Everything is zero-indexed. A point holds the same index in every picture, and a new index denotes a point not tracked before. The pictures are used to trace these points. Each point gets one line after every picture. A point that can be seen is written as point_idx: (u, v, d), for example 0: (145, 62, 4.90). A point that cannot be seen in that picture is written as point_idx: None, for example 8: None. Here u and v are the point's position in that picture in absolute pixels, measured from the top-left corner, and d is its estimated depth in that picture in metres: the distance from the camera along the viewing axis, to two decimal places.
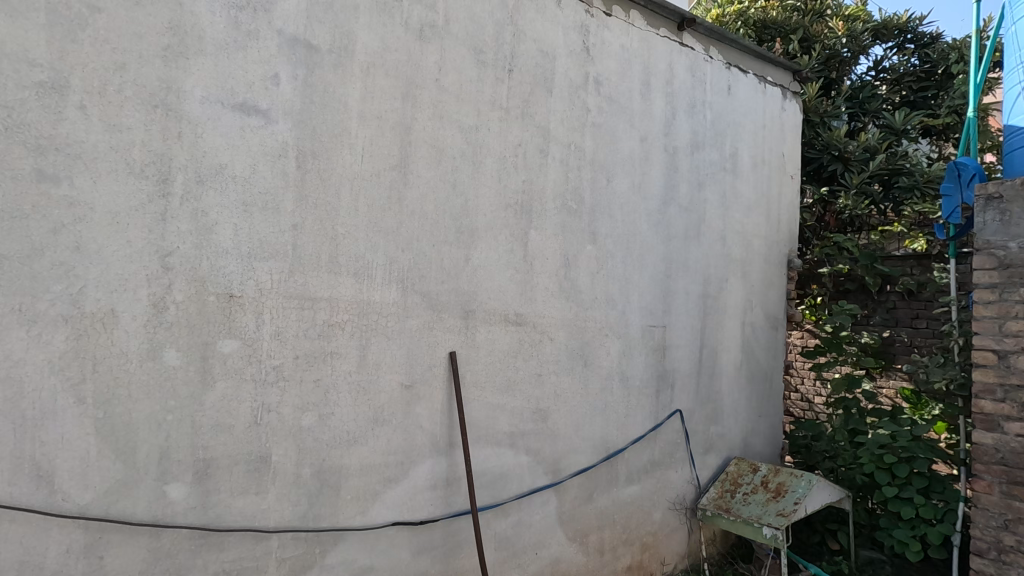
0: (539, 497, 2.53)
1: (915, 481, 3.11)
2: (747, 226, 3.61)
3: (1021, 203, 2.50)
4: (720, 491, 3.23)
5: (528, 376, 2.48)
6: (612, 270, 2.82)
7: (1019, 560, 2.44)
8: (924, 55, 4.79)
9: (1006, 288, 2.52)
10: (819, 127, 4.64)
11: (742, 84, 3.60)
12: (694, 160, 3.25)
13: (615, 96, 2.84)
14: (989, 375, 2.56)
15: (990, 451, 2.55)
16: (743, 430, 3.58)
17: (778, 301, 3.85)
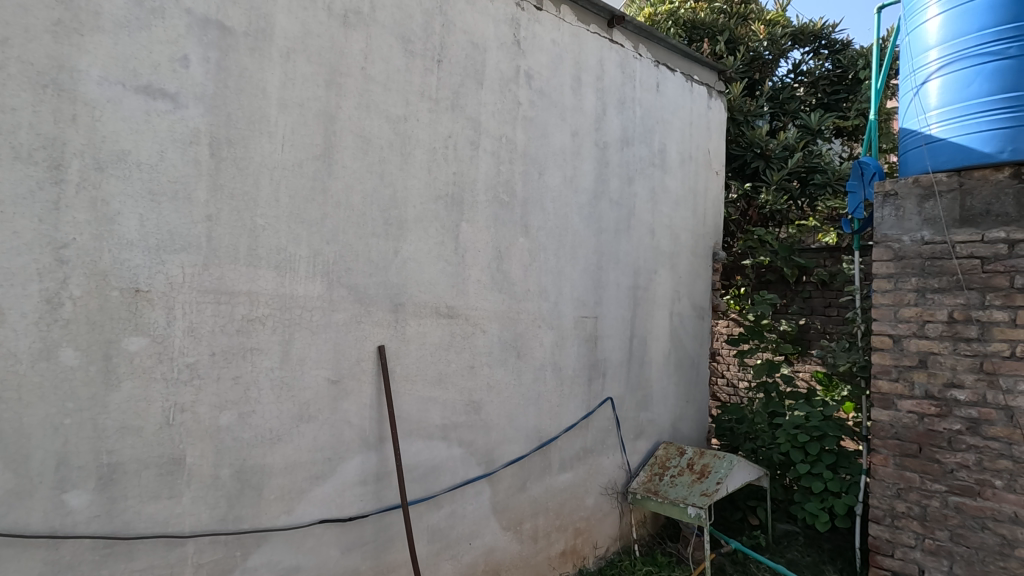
0: (472, 488, 2.55)
1: (825, 458, 3.34)
2: (675, 220, 3.75)
3: (912, 200, 2.73)
4: (649, 475, 3.37)
5: (460, 369, 2.49)
6: (545, 263, 2.87)
7: (909, 525, 2.68)
8: (836, 60, 5.09)
9: (900, 278, 2.75)
10: (743, 125, 4.88)
11: (670, 83, 3.72)
12: (624, 155, 3.34)
13: (546, 90, 2.87)
14: (885, 358, 2.78)
15: (885, 427, 2.78)
16: (671, 415, 3.74)
17: (705, 292, 4.03)
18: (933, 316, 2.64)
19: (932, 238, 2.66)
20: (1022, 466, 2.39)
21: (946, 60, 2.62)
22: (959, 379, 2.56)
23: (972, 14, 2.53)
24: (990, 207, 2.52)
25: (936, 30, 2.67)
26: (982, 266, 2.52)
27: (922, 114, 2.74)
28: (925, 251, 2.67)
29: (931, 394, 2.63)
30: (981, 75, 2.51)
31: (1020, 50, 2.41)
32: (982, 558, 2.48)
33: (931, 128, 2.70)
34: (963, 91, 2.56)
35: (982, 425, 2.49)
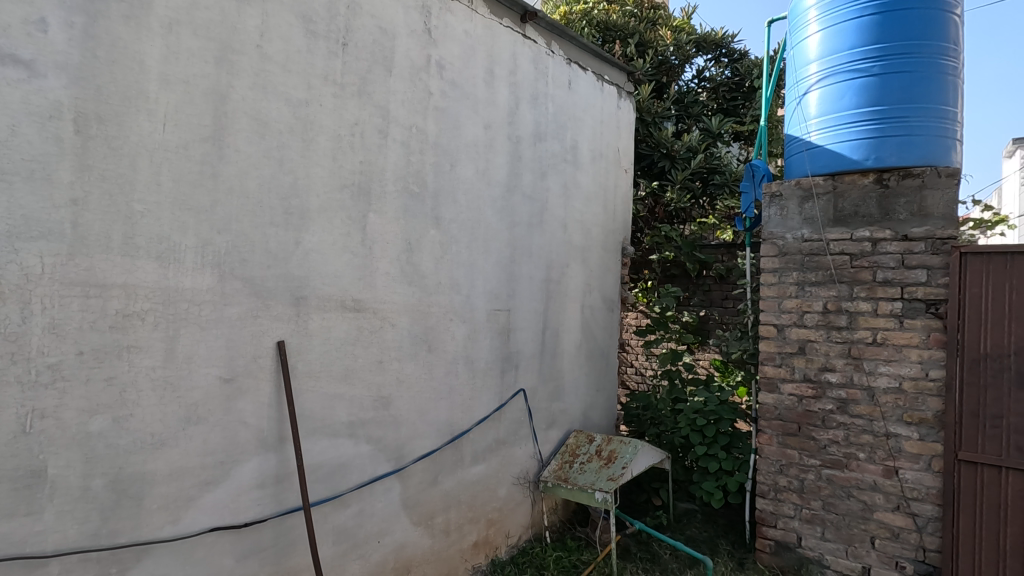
0: (380, 485, 2.49)
1: (720, 439, 3.58)
2: (586, 215, 3.86)
3: (794, 201, 2.98)
4: (559, 463, 3.46)
5: (368, 364, 2.42)
6: (457, 255, 2.85)
7: (790, 497, 2.95)
8: (735, 68, 5.44)
9: (783, 272, 3.00)
10: (651, 126, 5.11)
11: (581, 81, 3.81)
12: (537, 150, 3.39)
13: (458, 81, 2.84)
14: (770, 345, 3.02)
15: (770, 409, 3.02)
16: (582, 404, 3.86)
17: (614, 285, 4.19)
18: (810, 307, 2.90)
19: (810, 236, 2.92)
20: (880, 439, 2.71)
21: (824, 74, 2.87)
22: (831, 364, 2.83)
23: (846, 33, 2.78)
24: (858, 208, 2.80)
25: (816, 46, 2.91)
26: (851, 261, 2.80)
27: (804, 122, 2.99)
28: (805, 247, 2.93)
29: (809, 377, 2.90)
30: (851, 90, 2.78)
31: (882, 69, 2.70)
32: (848, 523, 2.79)
33: (810, 135, 2.95)
34: (837, 103, 2.83)
35: (849, 404, 2.79)
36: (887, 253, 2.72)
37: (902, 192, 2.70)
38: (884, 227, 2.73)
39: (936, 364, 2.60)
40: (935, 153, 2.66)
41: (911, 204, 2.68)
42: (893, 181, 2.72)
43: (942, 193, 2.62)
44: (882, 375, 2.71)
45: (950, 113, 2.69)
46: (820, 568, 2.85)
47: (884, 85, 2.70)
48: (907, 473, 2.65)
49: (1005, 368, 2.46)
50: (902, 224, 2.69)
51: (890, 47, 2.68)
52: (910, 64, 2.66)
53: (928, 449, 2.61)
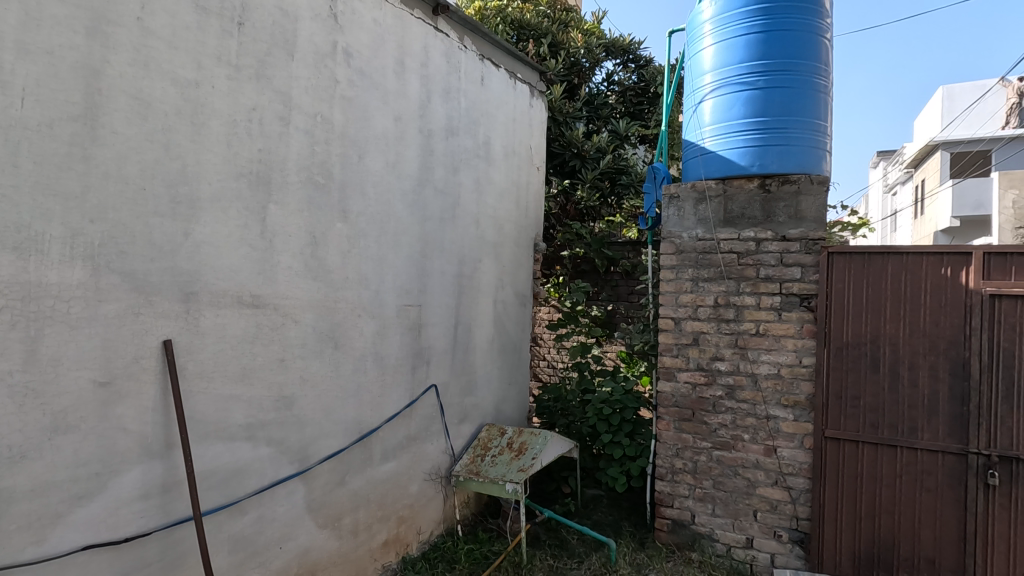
0: (282, 489, 2.38)
1: (624, 427, 3.76)
2: (499, 211, 3.90)
3: (690, 202, 3.19)
4: (471, 457, 3.49)
5: (268, 363, 2.30)
6: (366, 249, 2.78)
7: (684, 478, 3.17)
8: (641, 74, 5.71)
9: (680, 269, 3.20)
10: (562, 126, 5.26)
11: (494, 78, 3.84)
12: (449, 145, 3.38)
13: (367, 71, 2.77)
14: (668, 337, 3.22)
15: (668, 397, 3.22)
16: (494, 398, 3.91)
17: (526, 280, 4.27)
18: (703, 301, 3.13)
19: (704, 235, 3.14)
20: (762, 421, 2.98)
21: (717, 85, 3.09)
22: (721, 353, 3.07)
23: (736, 48, 3.01)
24: (744, 210, 3.05)
25: (710, 58, 3.13)
26: (738, 259, 3.05)
27: (699, 128, 3.21)
28: (699, 246, 3.15)
29: (702, 366, 3.12)
30: (739, 100, 3.01)
31: (765, 84, 2.95)
32: (735, 499, 3.04)
33: (704, 141, 3.17)
34: (727, 112, 3.05)
35: (736, 390, 3.04)
36: (768, 252, 2.99)
37: (781, 197, 2.97)
38: (766, 228, 2.99)
39: (808, 352, 2.90)
40: (808, 162, 2.94)
41: (789, 208, 2.96)
42: (773, 187, 2.99)
43: (813, 199, 2.91)
44: (763, 362, 2.98)
45: (821, 126, 2.98)
46: (710, 542, 3.09)
47: (767, 98, 2.96)
48: (784, 451, 2.94)
49: (862, 355, 2.84)
50: (781, 225, 2.97)
51: (772, 64, 2.94)
52: (788, 80, 2.93)
53: (801, 428, 2.91)
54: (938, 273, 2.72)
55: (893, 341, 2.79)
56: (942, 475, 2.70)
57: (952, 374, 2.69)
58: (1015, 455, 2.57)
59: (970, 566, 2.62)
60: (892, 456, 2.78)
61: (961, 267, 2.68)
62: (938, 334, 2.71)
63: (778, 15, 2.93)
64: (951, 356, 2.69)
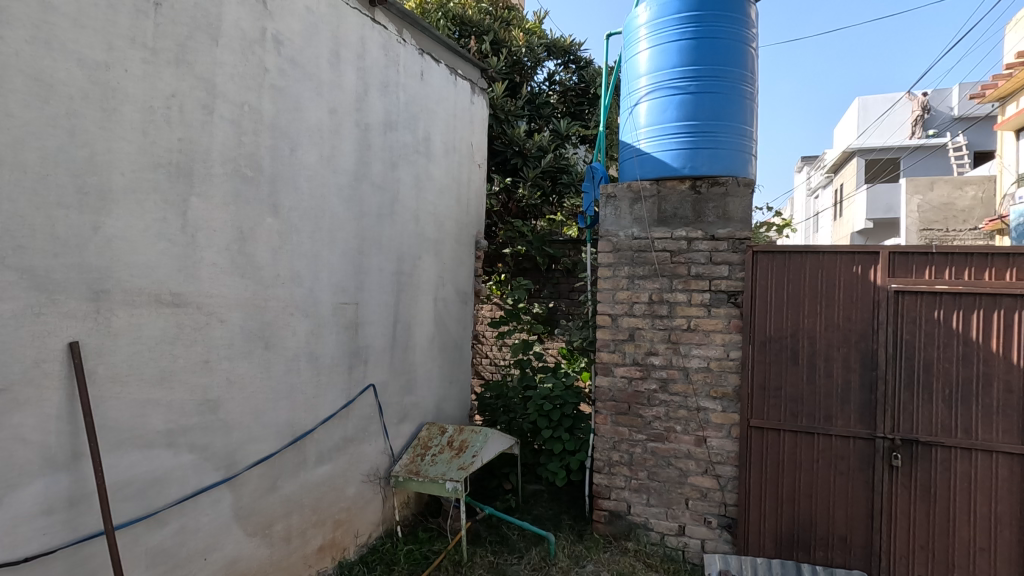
0: (207, 497, 2.26)
1: (564, 422, 3.80)
2: (439, 208, 3.86)
3: (626, 201, 3.28)
4: (411, 457, 3.44)
5: (190, 365, 2.18)
6: (298, 246, 2.68)
7: (621, 470, 3.25)
8: (581, 75, 5.81)
9: (616, 266, 3.28)
10: (504, 124, 5.27)
11: (434, 73, 3.80)
12: (387, 139, 3.31)
13: (298, 60, 2.66)
14: (605, 333, 3.29)
15: (605, 391, 3.29)
16: (435, 397, 3.88)
17: (467, 278, 4.26)
18: (638, 298, 3.22)
19: (639, 234, 3.23)
20: (693, 412, 3.10)
21: (652, 88, 3.19)
22: (655, 348, 3.18)
23: (670, 53, 3.12)
24: (677, 210, 3.16)
25: (645, 62, 3.22)
26: (671, 257, 3.16)
27: (635, 130, 3.29)
28: (634, 244, 3.24)
29: (637, 361, 3.22)
30: (672, 104, 3.12)
31: (697, 88, 3.07)
32: (668, 488, 3.16)
33: (640, 142, 3.26)
34: (661, 115, 3.15)
35: (669, 383, 3.15)
36: (699, 251, 3.11)
37: (710, 198, 3.10)
38: (697, 228, 3.11)
39: (735, 346, 3.05)
40: (736, 165, 3.08)
41: (717, 209, 3.09)
42: (704, 188, 3.11)
43: (740, 200, 3.06)
44: (694, 356, 3.11)
45: (747, 131, 3.13)
46: (645, 531, 3.20)
47: (698, 102, 3.07)
48: (713, 441, 3.08)
49: (783, 348, 3.01)
50: (710, 225, 3.10)
51: (703, 70, 3.06)
52: (717, 85, 3.06)
53: (729, 419, 3.05)
54: (850, 271, 2.92)
55: (811, 335, 2.98)
56: (853, 459, 2.91)
57: (862, 364, 2.90)
58: (915, 437, 2.81)
59: (877, 542, 2.85)
60: (810, 442, 2.97)
61: (870, 265, 2.89)
62: (850, 328, 2.92)
63: (708, 23, 3.05)
64: (861, 348, 2.90)
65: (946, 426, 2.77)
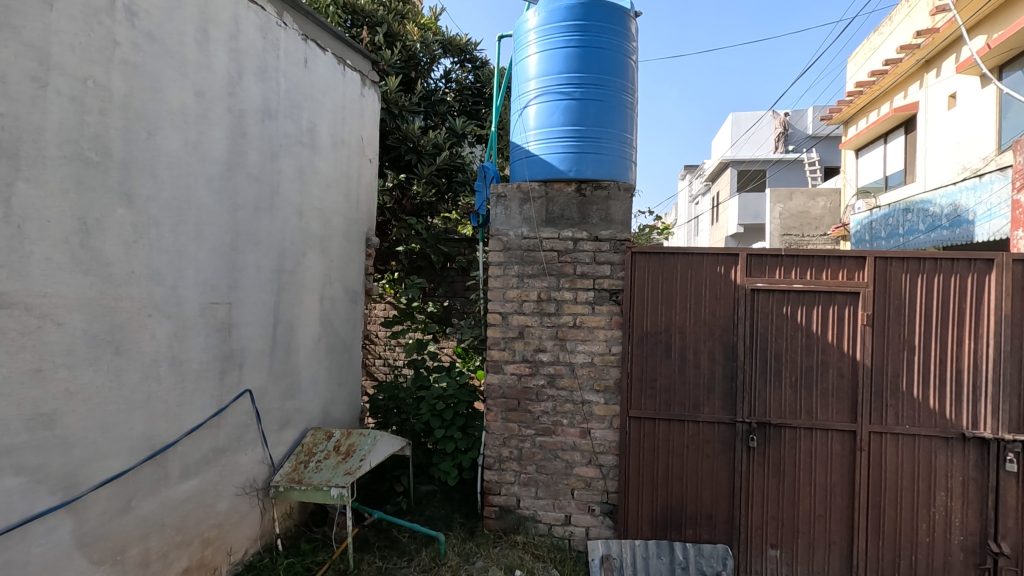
0: (40, 525, 1.98)
1: (457, 421, 3.78)
2: (325, 202, 3.69)
3: (515, 201, 3.34)
4: (293, 465, 3.26)
5: (16, 375, 1.89)
6: (157, 240, 2.43)
7: (510, 465, 3.30)
8: (477, 75, 5.83)
9: (506, 265, 3.33)
10: (398, 119, 5.16)
11: (319, 61, 3.62)
12: (265, 128, 3.10)
13: (157, 35, 2.41)
14: (496, 331, 3.33)
15: (495, 389, 3.33)
16: (321, 400, 3.70)
17: (357, 276, 4.12)
18: (527, 296, 3.29)
19: (528, 234, 3.31)
20: (578, 406, 3.23)
21: (540, 92, 3.27)
22: (543, 345, 3.27)
23: (557, 59, 3.21)
24: (563, 211, 3.27)
25: (534, 66, 3.30)
26: (558, 257, 3.27)
27: (524, 132, 3.36)
28: (523, 244, 3.31)
29: (526, 358, 3.29)
30: (559, 109, 3.22)
31: (582, 95, 3.20)
32: (555, 480, 3.26)
33: (529, 144, 3.33)
34: (549, 119, 3.25)
35: (556, 378, 3.25)
36: (583, 251, 3.25)
37: (594, 201, 3.24)
38: (582, 229, 3.25)
39: (616, 341, 3.22)
40: (617, 171, 3.25)
41: (600, 211, 3.24)
42: (588, 191, 3.25)
43: (621, 204, 3.23)
44: (580, 352, 3.24)
45: (627, 138, 3.31)
46: (534, 524, 3.28)
47: (583, 108, 3.20)
48: (597, 432, 3.22)
49: (658, 343, 3.24)
50: (594, 226, 3.24)
51: (587, 78, 3.19)
52: (600, 94, 3.21)
53: (611, 410, 3.21)
54: (715, 271, 3.20)
55: (682, 330, 3.22)
56: (717, 443, 3.18)
57: (724, 356, 3.19)
58: (768, 420, 3.14)
59: (737, 516, 3.15)
60: (681, 429, 3.21)
61: (731, 266, 3.19)
62: (715, 323, 3.20)
63: (592, 33, 3.19)
64: (724, 341, 3.19)
65: (792, 409, 3.13)
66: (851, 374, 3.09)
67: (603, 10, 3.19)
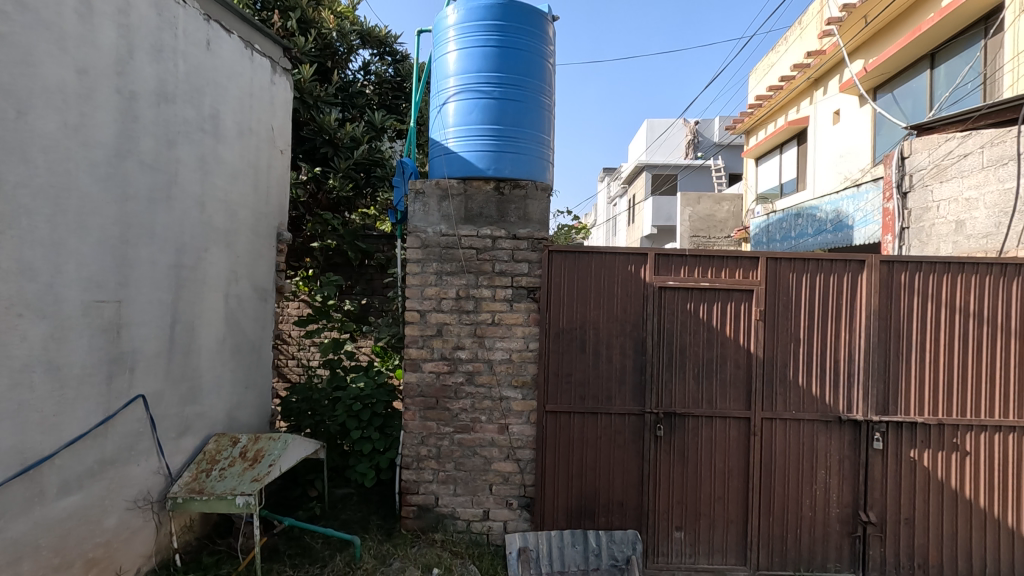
0: None
1: (374, 421, 3.71)
2: (230, 195, 3.48)
3: (434, 198, 3.31)
4: (194, 474, 3.04)
5: None
6: (30, 231, 2.19)
7: (429, 464, 3.28)
8: (397, 69, 5.73)
9: (424, 263, 3.30)
10: (313, 109, 4.95)
11: (224, 43, 3.40)
12: (161, 112, 2.88)
13: (29, 3, 2.16)
14: (414, 329, 3.28)
15: (413, 387, 3.28)
16: (226, 405, 3.48)
17: (266, 273, 3.91)
18: (446, 294, 3.28)
19: (446, 231, 3.29)
20: (496, 402, 3.27)
21: (459, 89, 3.26)
22: (461, 342, 3.27)
23: (476, 58, 3.23)
24: (482, 209, 3.29)
25: (453, 63, 3.29)
26: (476, 254, 3.29)
27: (443, 129, 3.34)
28: (442, 241, 3.29)
29: (444, 356, 3.27)
30: (478, 107, 3.23)
31: (500, 95, 3.23)
32: (474, 476, 3.28)
33: (448, 141, 3.32)
34: (468, 117, 3.25)
35: (474, 376, 3.27)
36: (502, 249, 3.29)
37: (512, 199, 3.29)
38: (500, 228, 3.28)
39: (533, 338, 3.28)
40: (535, 171, 3.31)
41: (518, 210, 3.29)
42: (506, 190, 3.29)
43: (538, 203, 3.30)
44: (498, 349, 3.27)
45: (545, 139, 3.38)
46: (452, 521, 3.28)
47: (502, 107, 3.23)
48: (515, 428, 3.27)
49: (573, 338, 3.35)
50: (512, 225, 3.29)
51: (506, 78, 3.22)
52: (518, 94, 3.25)
53: (528, 406, 3.27)
54: (626, 269, 3.35)
55: (596, 325, 3.35)
56: (628, 432, 3.34)
57: (634, 350, 3.35)
58: (674, 410, 3.33)
59: (646, 502, 3.32)
60: (594, 421, 3.34)
61: (641, 265, 3.35)
62: (626, 319, 3.35)
63: (510, 34, 3.23)
64: (634, 336, 3.35)
65: (695, 399, 3.34)
66: (746, 365, 3.35)
67: (521, 12, 3.24)
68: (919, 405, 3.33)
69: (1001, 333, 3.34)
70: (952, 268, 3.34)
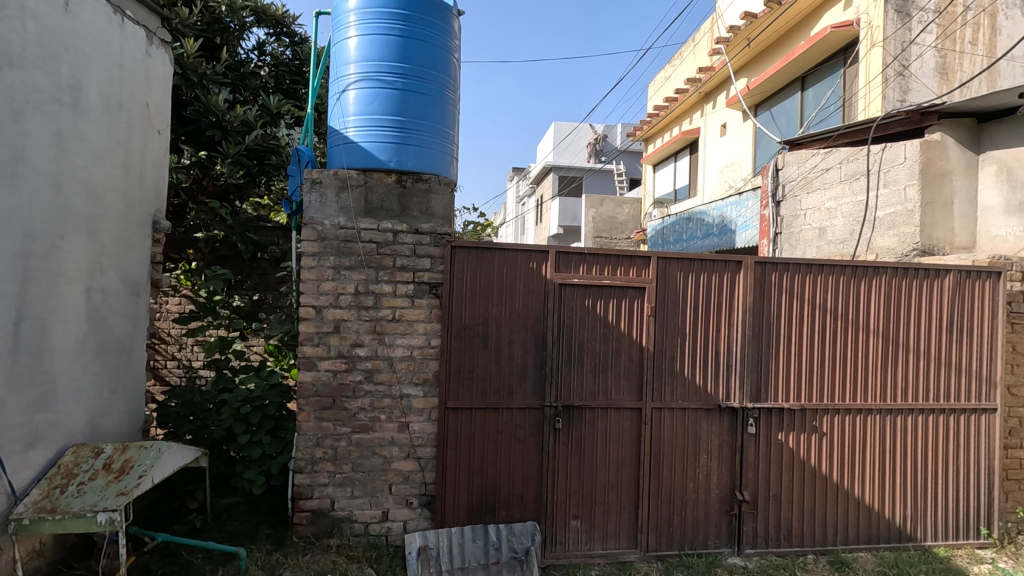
0: None
1: (264, 424, 3.47)
2: (95, 176, 3.10)
3: (331, 188, 3.16)
4: (45, 491, 2.66)
5: None
6: None
7: (324, 467, 3.13)
8: (296, 52, 5.43)
9: (321, 256, 3.14)
10: (198, 88, 4.55)
11: (86, 5, 3.02)
12: (4, 78, 2.51)
13: None
14: (309, 326, 3.11)
15: (308, 387, 3.11)
16: (87, 412, 3.10)
17: (139, 265, 3.54)
18: (344, 289, 3.15)
19: (345, 224, 3.15)
20: (396, 400, 3.19)
21: (360, 77, 3.14)
22: (360, 339, 3.16)
23: (378, 46, 3.12)
24: (383, 202, 3.20)
25: (353, 49, 3.16)
26: (377, 249, 3.19)
27: (343, 117, 3.20)
28: (341, 234, 3.15)
29: (342, 354, 3.14)
30: (379, 97, 3.14)
31: (403, 86, 3.15)
32: (372, 477, 3.18)
33: (348, 130, 3.19)
34: (368, 106, 3.14)
35: (374, 374, 3.17)
36: (403, 243, 3.21)
37: (414, 193, 3.22)
38: (402, 222, 3.21)
39: (435, 334, 3.25)
40: (438, 165, 3.27)
41: (421, 204, 3.24)
42: (408, 183, 3.22)
43: (442, 198, 3.26)
44: (399, 346, 3.20)
45: (449, 133, 3.34)
46: (349, 525, 3.16)
47: (405, 99, 3.15)
48: (416, 425, 3.22)
49: (475, 334, 3.35)
50: (414, 219, 3.23)
51: (409, 69, 3.15)
52: (421, 87, 3.19)
53: (429, 403, 3.23)
54: (528, 266, 3.41)
55: (498, 321, 3.37)
56: (528, 426, 3.41)
57: (535, 346, 3.42)
58: (572, 403, 3.44)
59: (545, 493, 3.40)
60: (496, 416, 3.37)
61: (542, 262, 3.42)
62: (527, 315, 3.41)
63: (414, 25, 3.15)
64: (535, 332, 3.41)
65: (592, 392, 3.48)
66: (638, 358, 3.54)
67: (425, 2, 3.18)
68: (786, 392, 3.69)
69: (851, 327, 3.78)
70: (814, 269, 3.74)
